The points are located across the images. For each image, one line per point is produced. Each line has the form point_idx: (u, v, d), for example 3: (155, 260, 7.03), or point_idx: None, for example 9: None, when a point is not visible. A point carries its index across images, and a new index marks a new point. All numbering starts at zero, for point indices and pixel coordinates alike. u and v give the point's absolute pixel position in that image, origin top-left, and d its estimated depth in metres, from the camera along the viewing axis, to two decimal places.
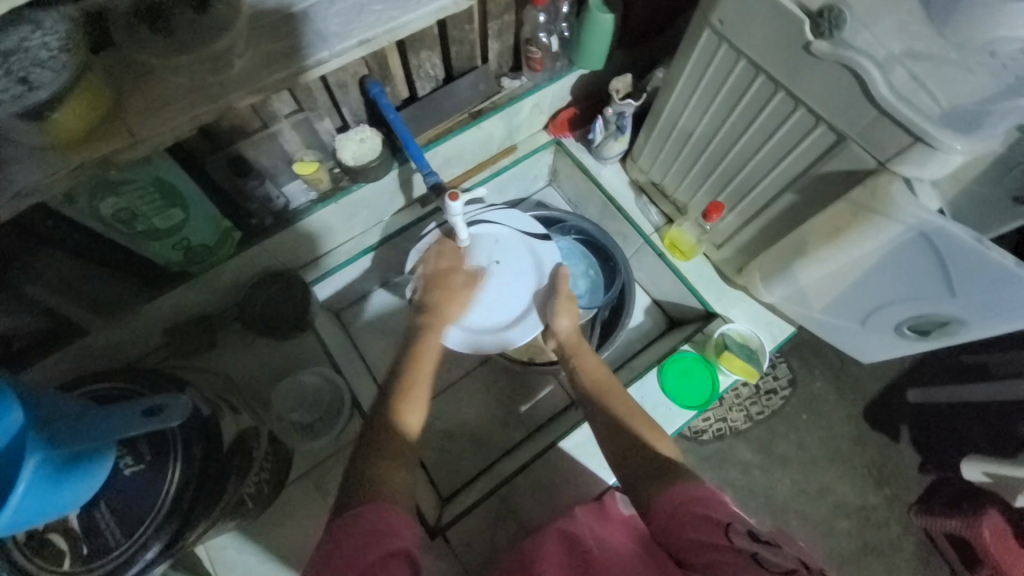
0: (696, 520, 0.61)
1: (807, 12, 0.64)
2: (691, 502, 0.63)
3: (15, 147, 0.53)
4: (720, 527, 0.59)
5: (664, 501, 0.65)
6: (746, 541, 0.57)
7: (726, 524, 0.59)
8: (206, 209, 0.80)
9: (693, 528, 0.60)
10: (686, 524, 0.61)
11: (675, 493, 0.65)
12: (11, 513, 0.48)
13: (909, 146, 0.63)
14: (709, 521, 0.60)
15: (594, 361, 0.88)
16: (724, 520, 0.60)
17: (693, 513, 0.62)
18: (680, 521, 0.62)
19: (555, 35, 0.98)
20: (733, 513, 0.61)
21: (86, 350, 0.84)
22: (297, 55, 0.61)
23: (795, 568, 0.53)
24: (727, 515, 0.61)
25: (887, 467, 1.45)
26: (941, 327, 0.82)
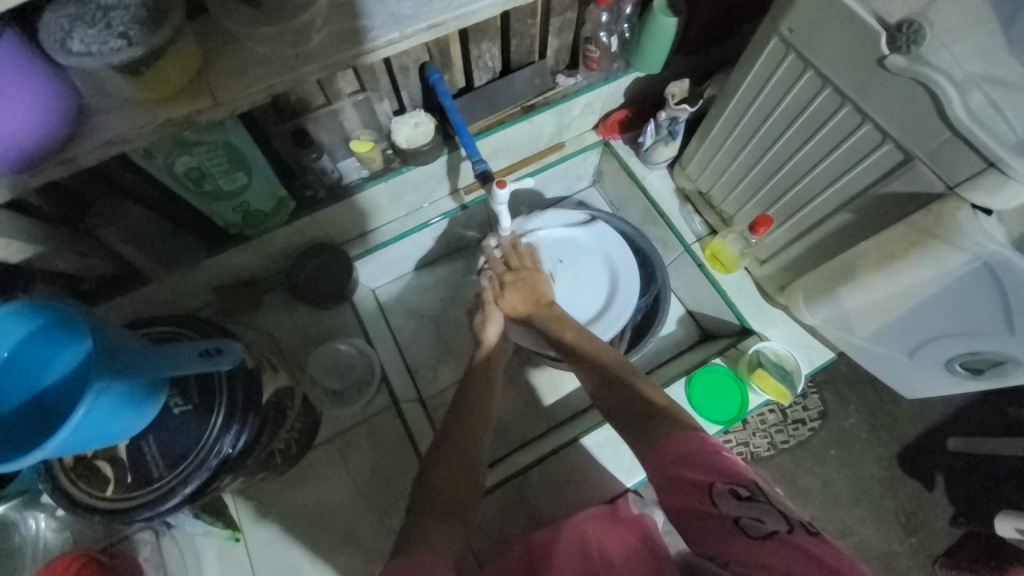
0: (680, 484, 0.56)
1: (885, 25, 0.62)
2: (673, 458, 0.58)
3: (111, 100, 0.58)
4: (703, 492, 0.54)
5: (652, 462, 0.60)
6: (730, 505, 0.52)
7: (708, 485, 0.54)
8: (266, 178, 0.85)
9: (678, 494, 0.56)
10: (671, 487, 0.57)
11: (665, 448, 0.60)
12: (73, 431, 0.52)
13: (982, 171, 0.61)
14: (690, 484, 0.55)
15: (563, 321, 0.88)
16: (706, 480, 0.54)
17: (678, 476, 0.57)
18: (665, 483, 0.58)
19: (615, 35, 0.98)
20: (718, 467, 0.55)
21: (143, 298, 0.89)
22: (370, 34, 0.63)
23: (779, 531, 0.49)
24: (710, 472, 0.55)
25: (917, 515, 1.38)
26: (995, 367, 0.78)
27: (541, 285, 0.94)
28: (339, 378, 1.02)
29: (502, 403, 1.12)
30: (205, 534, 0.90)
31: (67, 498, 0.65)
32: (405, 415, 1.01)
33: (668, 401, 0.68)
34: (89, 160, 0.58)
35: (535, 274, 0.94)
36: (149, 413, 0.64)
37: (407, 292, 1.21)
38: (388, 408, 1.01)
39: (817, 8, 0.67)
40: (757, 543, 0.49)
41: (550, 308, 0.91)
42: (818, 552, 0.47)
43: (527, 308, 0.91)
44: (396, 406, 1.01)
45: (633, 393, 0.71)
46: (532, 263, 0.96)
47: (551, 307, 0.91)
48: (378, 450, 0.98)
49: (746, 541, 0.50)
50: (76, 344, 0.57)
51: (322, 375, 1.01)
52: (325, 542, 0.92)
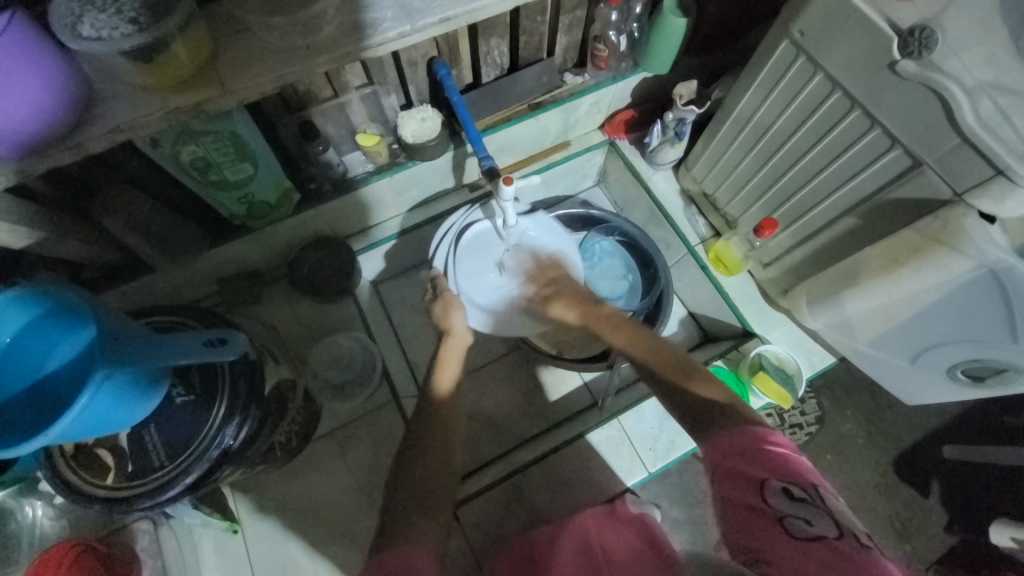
0: (732, 476, 0.56)
1: (897, 30, 0.62)
2: (731, 449, 0.57)
3: (119, 86, 0.58)
4: (756, 487, 0.53)
5: (708, 452, 0.60)
6: (780, 503, 0.52)
7: (761, 481, 0.53)
8: (272, 169, 0.84)
9: (729, 483, 0.56)
10: (724, 478, 0.56)
11: (720, 441, 0.59)
12: (73, 420, 0.52)
13: (990, 178, 0.60)
14: (745, 477, 0.55)
15: (623, 323, 0.83)
16: (761, 475, 0.54)
17: (732, 467, 0.56)
18: (718, 471, 0.57)
19: (625, 34, 0.97)
20: (777, 466, 0.54)
21: (145, 288, 0.89)
22: (380, 26, 0.63)
23: (827, 537, 0.48)
24: (766, 469, 0.54)
25: (912, 522, 1.38)
26: (997, 374, 0.78)
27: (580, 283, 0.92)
28: (340, 371, 1.02)
29: (501, 401, 1.12)
30: (202, 525, 0.90)
31: (66, 486, 0.65)
32: (405, 410, 1.01)
33: (727, 399, 0.65)
34: (95, 146, 0.58)
35: (570, 259, 0.96)
36: (151, 402, 0.63)
37: (408, 288, 1.21)
38: (388, 403, 1.01)
39: (828, 12, 0.67)
40: (797, 543, 0.48)
41: (601, 309, 0.87)
42: (863, 561, 0.46)
43: (579, 314, 0.89)
44: (396, 401, 1.01)
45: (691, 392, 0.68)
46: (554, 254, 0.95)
47: (601, 309, 0.87)
48: (377, 445, 0.98)
49: (789, 539, 0.49)
50: (78, 331, 0.57)
51: (323, 368, 1.01)
52: (322, 535, 0.92)
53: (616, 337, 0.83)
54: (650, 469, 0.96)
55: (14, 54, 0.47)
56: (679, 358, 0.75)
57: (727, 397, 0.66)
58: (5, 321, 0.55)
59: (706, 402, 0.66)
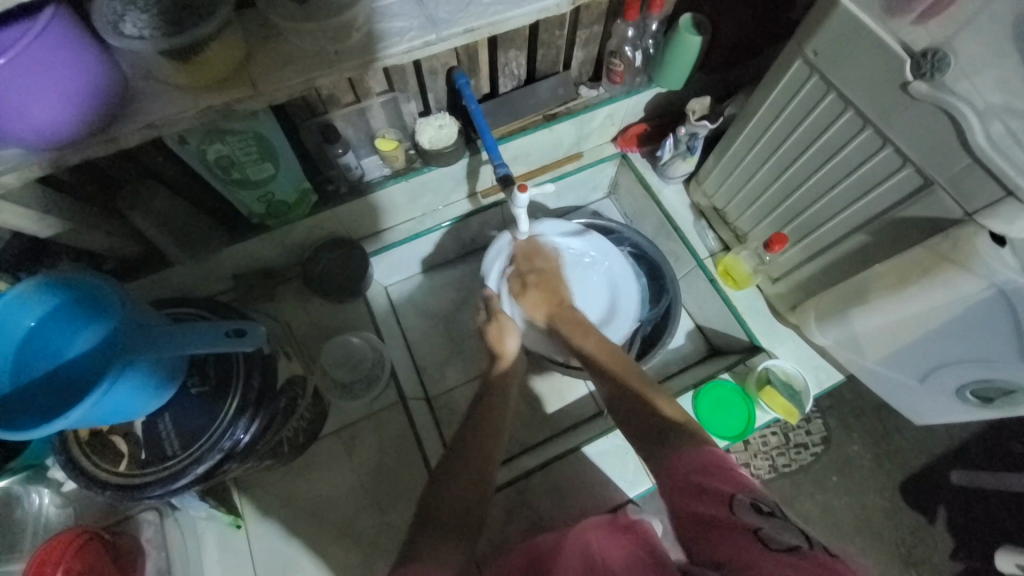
0: (702, 493, 0.55)
1: (910, 52, 0.63)
2: (696, 470, 0.57)
3: (154, 85, 0.60)
4: (725, 502, 0.53)
5: (672, 473, 0.59)
6: (750, 516, 0.51)
7: (730, 497, 0.53)
8: (292, 170, 0.86)
9: (698, 502, 0.54)
10: (690, 496, 0.55)
11: (681, 463, 0.59)
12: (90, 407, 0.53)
13: (1000, 199, 0.61)
14: (710, 493, 0.54)
15: (585, 331, 0.86)
16: (729, 492, 0.54)
17: (700, 485, 0.55)
18: (684, 492, 0.56)
19: (640, 50, 0.99)
20: (740, 483, 0.55)
21: (164, 281, 0.91)
22: (406, 35, 0.65)
23: (800, 547, 0.47)
24: (733, 485, 0.54)
25: (918, 547, 1.36)
26: (1006, 395, 0.78)
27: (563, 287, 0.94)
28: (349, 370, 1.03)
29: (507, 407, 1.12)
30: (207, 518, 0.91)
31: (79, 471, 0.66)
32: (411, 412, 1.02)
33: (686, 419, 0.67)
34: (130, 140, 0.60)
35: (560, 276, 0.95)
36: (167, 391, 0.65)
37: (418, 292, 1.22)
38: (395, 404, 1.02)
39: (843, 33, 0.68)
40: (776, 555, 0.46)
41: (573, 312, 0.90)
42: (836, 567, 0.45)
43: (547, 312, 0.91)
44: (402, 403, 1.02)
45: (656, 410, 0.69)
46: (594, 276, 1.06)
47: (572, 311, 0.90)
48: (381, 445, 0.99)
49: (764, 551, 0.47)
50: (100, 320, 0.58)
51: (331, 367, 1.02)
52: (324, 535, 0.92)
53: (585, 343, 0.85)
54: (653, 480, 0.95)
55: (59, 49, 0.49)
56: (641, 374, 0.78)
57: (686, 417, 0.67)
58: (30, 305, 0.56)
59: (665, 419, 0.68)
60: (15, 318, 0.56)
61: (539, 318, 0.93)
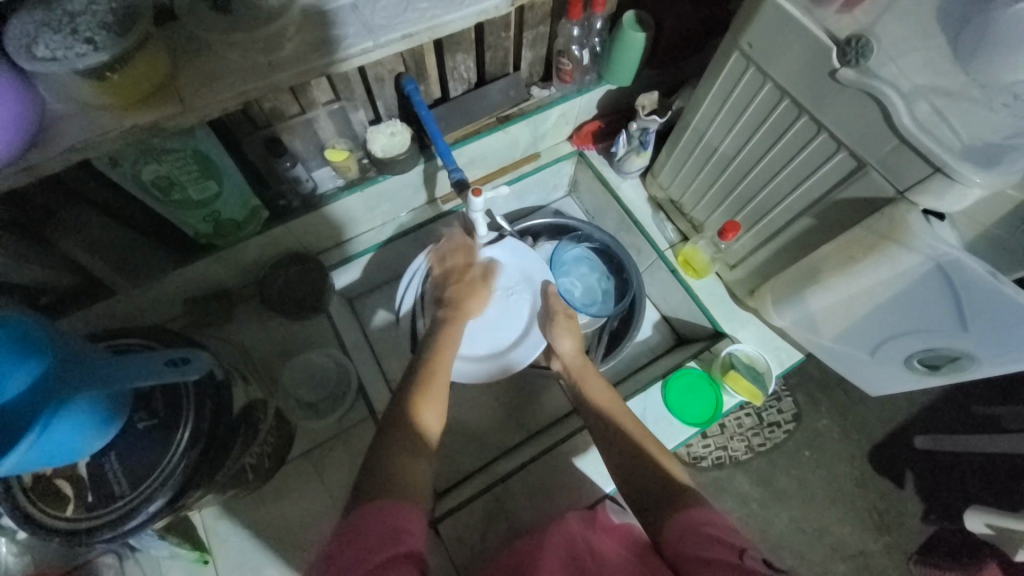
0: (709, 541, 0.55)
1: (836, 40, 0.66)
2: (705, 521, 0.58)
3: (74, 108, 0.57)
4: (732, 549, 0.53)
5: (672, 525, 0.60)
6: (762, 567, 0.51)
7: (741, 549, 0.54)
8: (238, 186, 0.83)
9: (704, 547, 0.55)
10: (694, 543, 0.56)
11: (684, 518, 0.60)
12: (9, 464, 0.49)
13: (928, 176, 0.64)
14: (720, 542, 0.55)
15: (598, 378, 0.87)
16: (738, 544, 0.54)
17: (705, 534, 0.56)
18: (688, 539, 0.57)
19: (587, 48, 1.01)
20: (748, 541, 0.56)
21: (109, 311, 0.86)
22: (343, 42, 0.64)
23: None
24: (742, 540, 0.55)
25: (890, 513, 1.41)
26: (951, 362, 0.81)
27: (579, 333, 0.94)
28: (316, 388, 1.00)
29: (481, 411, 1.12)
30: (171, 556, 0.86)
31: (23, 518, 0.62)
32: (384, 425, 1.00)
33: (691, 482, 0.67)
34: (50, 167, 0.56)
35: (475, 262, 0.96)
36: (112, 429, 0.61)
37: (384, 302, 1.20)
38: (366, 418, 1.00)
39: (772, 25, 0.71)
40: None
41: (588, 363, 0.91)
42: None
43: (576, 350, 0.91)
44: (374, 417, 1.00)
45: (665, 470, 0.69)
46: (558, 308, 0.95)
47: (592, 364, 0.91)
48: (355, 462, 0.96)
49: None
50: None
51: (296, 386, 0.99)
52: (301, 560, 0.89)
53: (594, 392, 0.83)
54: None
55: None
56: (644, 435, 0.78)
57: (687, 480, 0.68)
58: None
59: (675, 481, 0.67)
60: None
61: (566, 351, 0.91)
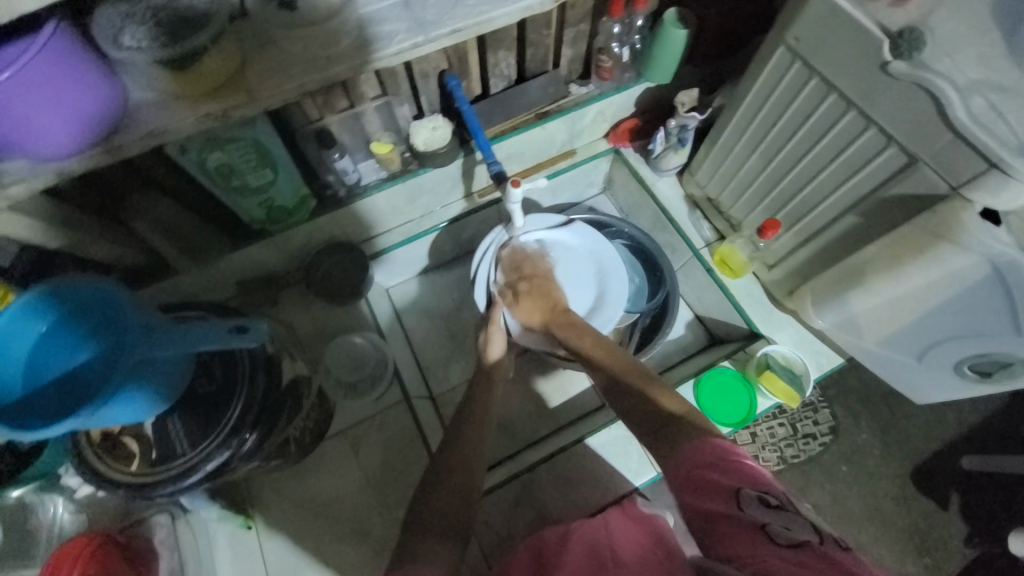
0: (706, 488, 0.54)
1: (887, 32, 0.65)
2: (702, 462, 0.56)
3: (153, 97, 0.63)
4: (730, 497, 0.52)
5: (672, 467, 0.59)
6: (759, 512, 0.51)
7: (734, 491, 0.52)
8: (291, 175, 0.88)
9: (703, 496, 0.54)
10: (696, 491, 0.55)
11: (682, 457, 0.59)
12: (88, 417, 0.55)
13: (983, 172, 0.62)
14: (715, 489, 0.54)
15: (577, 332, 0.89)
16: (734, 485, 0.53)
17: (702, 479, 0.55)
18: (689, 485, 0.56)
19: (627, 46, 1.02)
20: (746, 471, 0.54)
21: (170, 289, 0.93)
22: (395, 38, 0.68)
23: (810, 542, 0.48)
24: (733, 477, 0.54)
25: (932, 535, 1.35)
26: (1003, 368, 0.78)
27: (555, 291, 0.97)
28: (353, 370, 1.04)
29: (509, 403, 1.13)
30: (218, 519, 0.92)
31: (92, 472, 0.67)
32: (415, 411, 1.03)
33: (686, 410, 0.67)
34: (130, 149, 0.62)
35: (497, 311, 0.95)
36: (173, 393, 0.67)
37: (419, 293, 1.23)
38: (400, 402, 1.04)
39: (820, 19, 0.70)
40: (787, 551, 0.47)
41: (567, 315, 0.93)
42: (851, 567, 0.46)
43: (542, 318, 0.94)
44: (408, 401, 1.04)
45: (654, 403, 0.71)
46: (547, 267, 0.99)
47: (567, 315, 0.93)
48: (389, 445, 1.00)
49: (776, 551, 0.47)
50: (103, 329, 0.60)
51: (336, 367, 1.04)
52: (333, 534, 0.93)
53: (581, 343, 0.88)
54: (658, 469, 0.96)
55: (59, 61, 0.51)
56: (643, 369, 0.79)
57: (688, 408, 0.68)
58: (39, 313, 0.58)
59: (661, 411, 0.69)
60: (15, 338, 0.57)
61: (535, 324, 0.94)
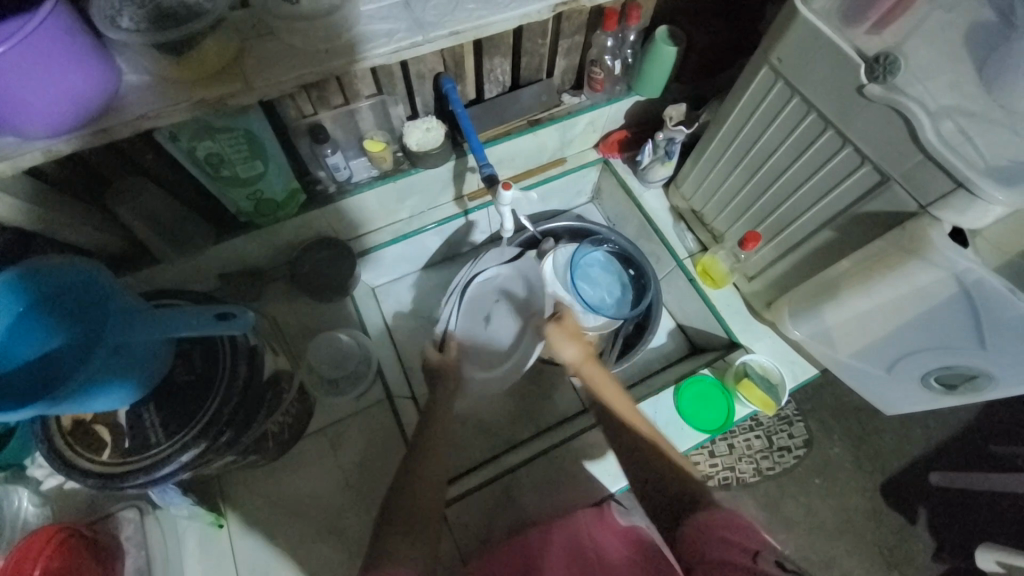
0: (725, 544, 0.64)
1: (864, 57, 0.68)
2: (723, 525, 0.66)
3: (148, 81, 0.62)
4: (749, 554, 0.62)
5: (691, 529, 0.68)
6: (771, 567, 0.60)
7: (755, 552, 0.63)
8: (281, 168, 0.88)
9: (719, 551, 0.63)
10: (713, 546, 0.64)
11: (699, 523, 0.68)
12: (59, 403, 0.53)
13: (951, 191, 0.65)
14: (735, 546, 0.63)
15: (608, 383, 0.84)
16: (754, 547, 0.63)
17: (722, 538, 0.65)
18: (707, 542, 0.65)
19: (619, 59, 1.05)
20: (759, 541, 0.65)
21: (150, 278, 0.91)
22: (395, 36, 0.69)
23: None
24: (758, 543, 0.64)
25: (900, 548, 1.38)
26: (968, 381, 0.82)
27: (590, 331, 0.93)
28: (336, 367, 1.03)
29: (493, 406, 1.13)
30: (188, 517, 0.89)
31: (59, 459, 0.65)
32: (398, 411, 1.03)
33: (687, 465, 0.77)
34: (121, 131, 0.61)
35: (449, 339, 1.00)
36: (148, 381, 0.65)
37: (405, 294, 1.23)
38: (382, 402, 1.03)
39: (803, 41, 0.73)
40: None
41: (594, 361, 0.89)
42: None
43: (576, 357, 0.88)
44: (390, 401, 1.03)
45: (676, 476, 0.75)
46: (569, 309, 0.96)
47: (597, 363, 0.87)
48: (369, 445, 0.99)
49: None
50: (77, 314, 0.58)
51: (318, 364, 1.03)
52: (309, 534, 0.91)
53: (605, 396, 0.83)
54: None
55: (56, 39, 0.50)
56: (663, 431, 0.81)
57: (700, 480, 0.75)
58: (17, 292, 0.56)
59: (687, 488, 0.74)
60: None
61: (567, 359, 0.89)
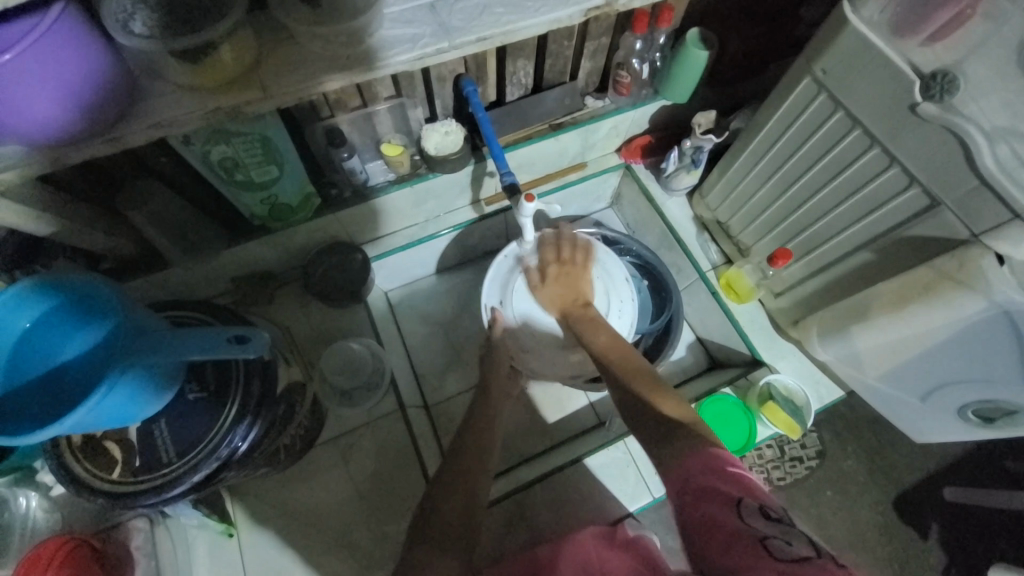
0: (704, 495, 0.51)
1: (919, 73, 0.64)
2: (699, 470, 0.53)
3: (163, 86, 0.60)
4: (731, 504, 0.49)
5: (675, 471, 0.56)
6: (759, 524, 0.47)
7: (736, 499, 0.49)
8: (296, 172, 0.85)
9: (704, 505, 0.51)
10: (693, 497, 0.52)
11: (683, 464, 0.55)
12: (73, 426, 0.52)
13: (1007, 222, 0.61)
14: (718, 497, 0.50)
15: (600, 332, 0.84)
16: (735, 494, 0.50)
17: (703, 485, 0.52)
18: (691, 493, 0.52)
19: (647, 62, 1.00)
20: (744, 483, 0.51)
21: (162, 283, 0.89)
22: (418, 41, 0.65)
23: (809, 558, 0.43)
24: (741, 487, 0.50)
25: (912, 564, 1.36)
26: (1008, 415, 0.78)
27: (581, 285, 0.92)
28: (350, 377, 1.01)
29: (506, 416, 1.11)
30: (198, 526, 0.89)
31: (71, 478, 0.64)
32: (408, 419, 1.01)
33: (688, 418, 0.64)
34: (134, 141, 0.59)
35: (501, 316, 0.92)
36: (164, 397, 0.64)
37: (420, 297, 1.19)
38: (394, 410, 1.01)
39: (850, 53, 0.69)
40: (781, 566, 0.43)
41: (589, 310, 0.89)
42: None
43: (564, 310, 0.90)
44: (401, 409, 1.01)
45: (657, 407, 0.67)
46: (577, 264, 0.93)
47: (588, 310, 0.89)
48: (380, 453, 0.97)
49: (771, 562, 0.43)
50: (85, 330, 0.57)
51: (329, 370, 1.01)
52: (318, 542, 0.90)
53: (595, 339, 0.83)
54: (654, 494, 0.94)
55: (64, 44, 0.47)
56: (649, 373, 0.76)
57: (687, 414, 0.65)
58: (22, 308, 0.54)
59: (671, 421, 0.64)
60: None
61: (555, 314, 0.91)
